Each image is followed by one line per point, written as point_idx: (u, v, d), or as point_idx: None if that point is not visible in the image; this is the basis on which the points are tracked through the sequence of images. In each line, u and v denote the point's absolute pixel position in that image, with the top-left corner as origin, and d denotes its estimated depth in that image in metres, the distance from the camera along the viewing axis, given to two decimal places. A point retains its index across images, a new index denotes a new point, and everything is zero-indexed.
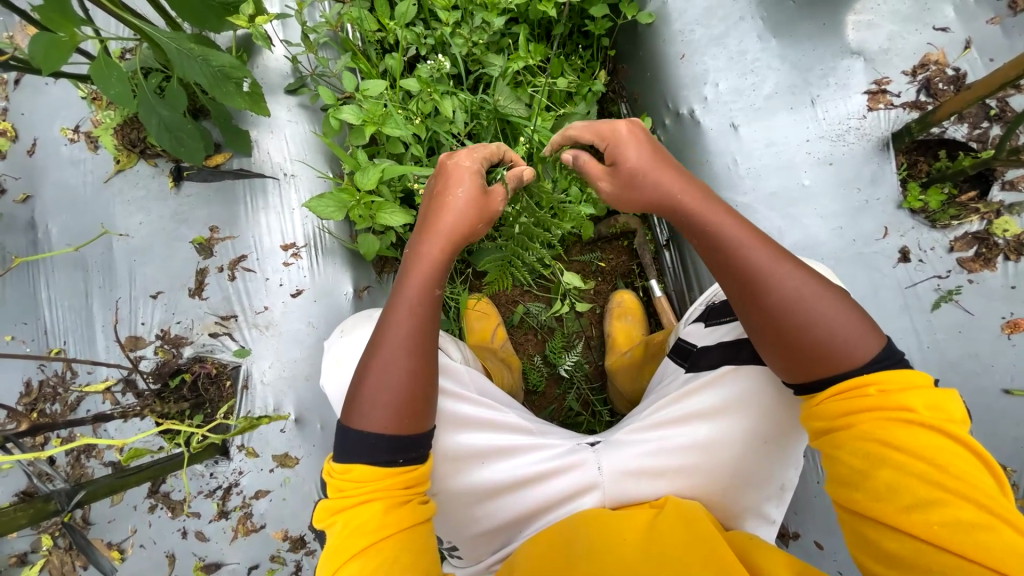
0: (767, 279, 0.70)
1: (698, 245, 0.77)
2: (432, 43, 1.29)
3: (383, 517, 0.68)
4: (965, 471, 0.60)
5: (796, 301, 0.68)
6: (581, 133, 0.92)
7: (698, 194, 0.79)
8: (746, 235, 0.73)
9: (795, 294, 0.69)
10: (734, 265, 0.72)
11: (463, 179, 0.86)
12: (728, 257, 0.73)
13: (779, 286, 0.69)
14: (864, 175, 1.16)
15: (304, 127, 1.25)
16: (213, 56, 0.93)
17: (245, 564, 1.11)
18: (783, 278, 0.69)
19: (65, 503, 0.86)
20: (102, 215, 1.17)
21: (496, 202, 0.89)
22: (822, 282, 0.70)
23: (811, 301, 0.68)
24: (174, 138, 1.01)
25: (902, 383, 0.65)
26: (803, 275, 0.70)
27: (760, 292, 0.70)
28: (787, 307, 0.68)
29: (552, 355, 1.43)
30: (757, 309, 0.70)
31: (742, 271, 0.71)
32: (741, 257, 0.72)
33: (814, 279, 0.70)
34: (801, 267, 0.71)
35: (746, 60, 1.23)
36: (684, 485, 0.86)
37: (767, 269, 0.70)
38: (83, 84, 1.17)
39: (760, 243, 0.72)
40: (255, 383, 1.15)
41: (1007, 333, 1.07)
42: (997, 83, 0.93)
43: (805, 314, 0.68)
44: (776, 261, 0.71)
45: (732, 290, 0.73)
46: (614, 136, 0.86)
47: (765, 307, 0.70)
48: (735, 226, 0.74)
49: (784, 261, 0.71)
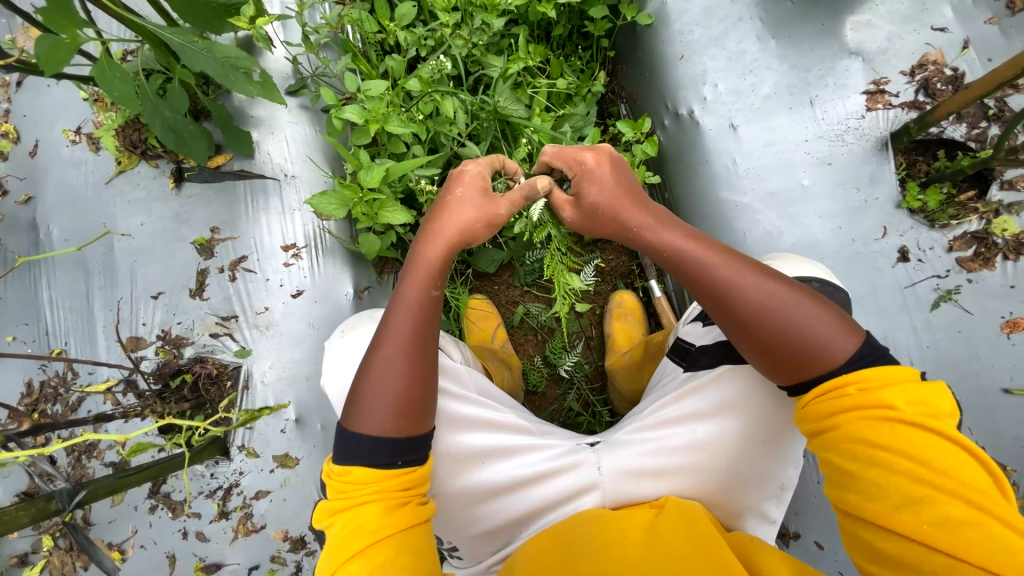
0: (731, 290, 0.71)
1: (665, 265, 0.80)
2: (433, 44, 1.30)
3: (384, 517, 0.68)
4: (953, 467, 0.60)
5: (765, 309, 0.69)
6: (553, 159, 0.94)
7: (653, 217, 0.83)
8: (704, 254, 0.75)
9: (763, 304, 0.69)
10: (699, 281, 0.75)
11: (465, 183, 0.87)
12: (693, 273, 0.75)
13: (745, 296, 0.71)
14: (863, 175, 1.17)
15: (305, 129, 1.25)
16: (219, 47, 0.94)
17: (246, 564, 1.11)
18: (748, 289, 0.71)
19: (66, 502, 0.87)
20: (103, 216, 1.17)
21: (500, 205, 0.88)
22: (792, 287, 0.70)
23: (780, 307, 0.69)
24: (179, 138, 1.02)
25: (884, 379, 0.65)
26: (771, 282, 0.71)
27: (727, 305, 0.72)
28: (756, 316, 0.70)
29: (552, 356, 1.44)
30: (731, 319, 0.72)
31: (708, 286, 0.73)
32: (701, 276, 0.74)
33: (783, 285, 0.70)
34: (766, 274, 0.71)
35: (745, 61, 1.24)
36: (684, 485, 0.86)
37: (731, 281, 0.72)
38: (86, 86, 1.17)
39: (719, 258, 0.74)
40: (256, 383, 1.15)
41: (1007, 332, 1.07)
42: (995, 82, 0.93)
43: (776, 321, 0.68)
44: (741, 272, 0.72)
45: (704, 302, 0.75)
46: (581, 167, 0.89)
47: (736, 319, 0.71)
48: (694, 245, 0.77)
49: (750, 270, 0.72)
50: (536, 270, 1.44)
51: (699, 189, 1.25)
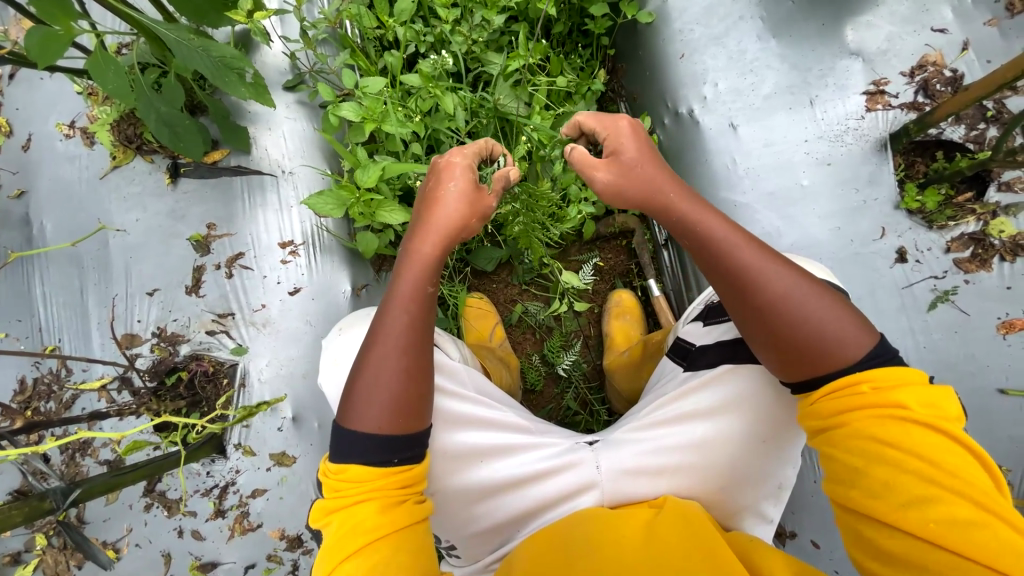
0: (754, 274, 0.71)
1: (689, 246, 0.78)
2: (432, 40, 1.29)
3: (380, 516, 0.68)
4: (960, 468, 0.60)
5: (785, 298, 0.69)
6: (586, 121, 0.91)
7: (685, 192, 0.81)
8: (734, 236, 0.74)
9: (785, 294, 0.69)
10: (723, 262, 0.73)
11: (455, 176, 0.86)
12: (719, 255, 0.74)
13: (769, 284, 0.70)
14: (862, 176, 1.17)
15: (303, 124, 1.24)
16: (213, 45, 0.93)
17: (242, 563, 1.10)
18: (772, 277, 0.70)
19: (60, 501, 0.85)
20: (98, 211, 1.16)
21: (488, 197, 0.89)
22: (814, 283, 0.70)
23: (801, 299, 0.69)
24: (174, 133, 1.00)
25: (896, 379, 0.65)
26: (794, 274, 0.71)
27: (749, 291, 0.71)
28: (776, 305, 0.69)
29: (551, 354, 1.43)
30: (749, 307, 0.71)
31: (732, 267, 0.72)
32: (728, 257, 0.73)
33: (805, 279, 0.70)
34: (790, 267, 0.71)
35: (745, 60, 1.23)
36: (683, 484, 0.86)
37: (756, 267, 0.71)
38: (80, 79, 1.16)
39: (748, 243, 0.73)
40: (253, 381, 1.14)
41: (1003, 333, 1.08)
42: (995, 84, 0.93)
43: (794, 311, 0.68)
44: (767, 261, 0.71)
45: (721, 286, 0.74)
46: (615, 129, 0.88)
47: (755, 305, 0.70)
48: (724, 227, 0.75)
49: (775, 260, 0.72)
50: (535, 268, 1.44)
51: (699, 189, 1.25)
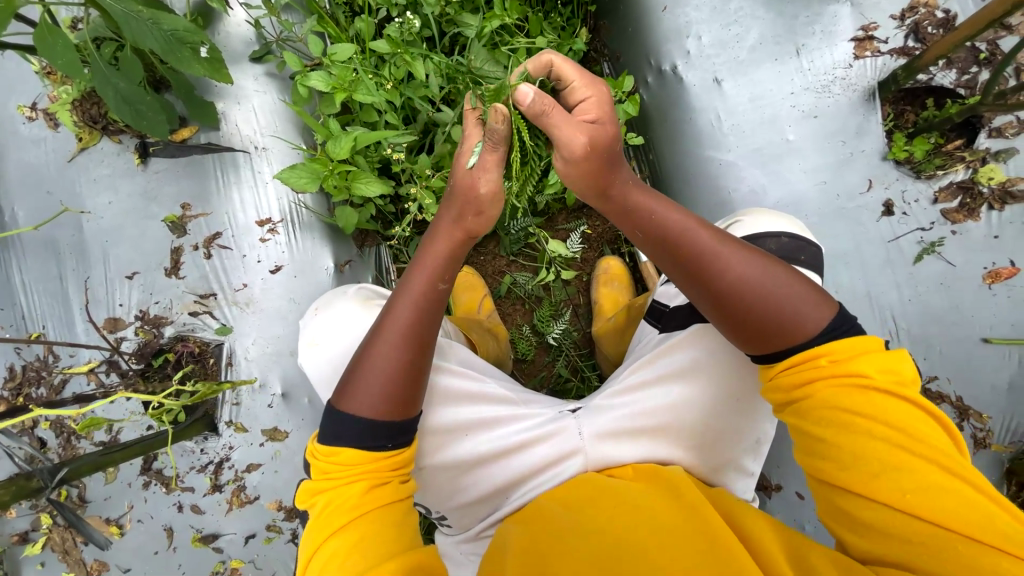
0: (711, 264, 0.70)
1: (642, 239, 0.76)
2: (403, 2, 1.23)
3: (366, 495, 0.69)
4: (924, 433, 0.61)
5: (744, 284, 0.68)
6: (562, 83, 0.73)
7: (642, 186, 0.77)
8: (686, 224, 0.73)
9: (739, 278, 0.69)
10: (679, 253, 0.72)
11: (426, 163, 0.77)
12: (676, 244, 0.73)
13: (725, 269, 0.69)
14: (850, 128, 1.14)
15: (273, 97, 1.20)
16: (165, 18, 0.88)
17: (242, 534, 1.14)
18: (727, 260, 0.70)
19: (47, 480, 0.87)
20: (67, 195, 1.14)
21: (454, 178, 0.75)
22: (767, 262, 0.70)
23: (759, 281, 0.68)
24: (135, 111, 0.96)
25: (854, 349, 0.65)
26: (749, 257, 0.70)
27: (708, 277, 0.70)
28: (734, 289, 0.69)
29: (541, 324, 1.44)
30: (709, 292, 0.70)
31: (688, 258, 0.71)
32: (682, 245, 0.72)
33: (760, 260, 0.70)
34: (745, 249, 0.71)
35: (729, 10, 1.18)
36: (664, 444, 0.87)
37: (712, 253, 0.70)
38: (35, 57, 1.11)
39: (699, 228, 0.72)
40: (239, 360, 1.15)
41: (988, 283, 1.07)
42: (983, 21, 0.89)
43: (756, 294, 0.68)
44: (720, 245, 0.71)
45: (681, 278, 0.73)
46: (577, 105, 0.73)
47: (714, 291, 0.70)
48: (675, 217, 0.74)
49: (728, 242, 0.71)
50: (521, 238, 1.43)
51: (683, 149, 1.22)
